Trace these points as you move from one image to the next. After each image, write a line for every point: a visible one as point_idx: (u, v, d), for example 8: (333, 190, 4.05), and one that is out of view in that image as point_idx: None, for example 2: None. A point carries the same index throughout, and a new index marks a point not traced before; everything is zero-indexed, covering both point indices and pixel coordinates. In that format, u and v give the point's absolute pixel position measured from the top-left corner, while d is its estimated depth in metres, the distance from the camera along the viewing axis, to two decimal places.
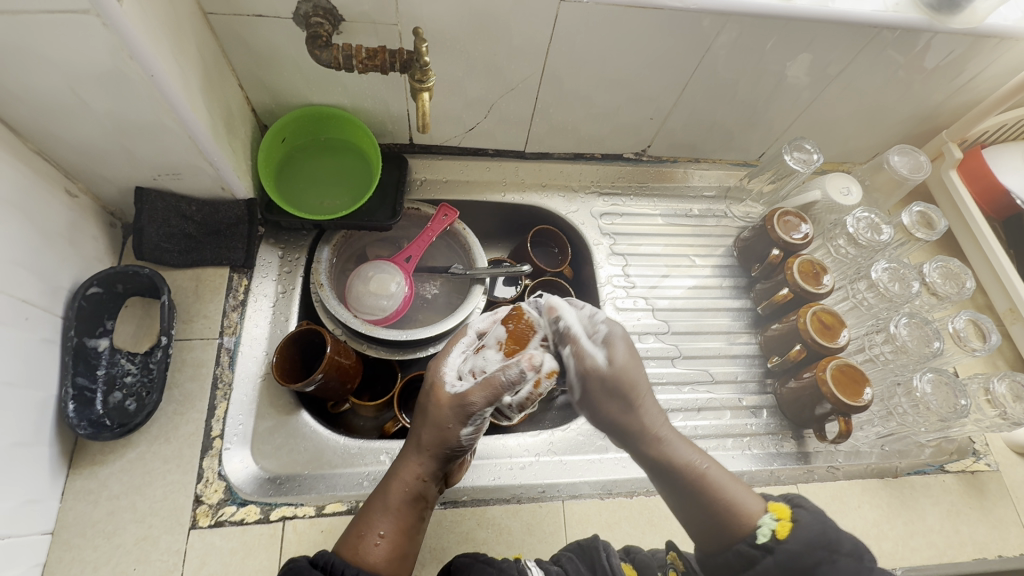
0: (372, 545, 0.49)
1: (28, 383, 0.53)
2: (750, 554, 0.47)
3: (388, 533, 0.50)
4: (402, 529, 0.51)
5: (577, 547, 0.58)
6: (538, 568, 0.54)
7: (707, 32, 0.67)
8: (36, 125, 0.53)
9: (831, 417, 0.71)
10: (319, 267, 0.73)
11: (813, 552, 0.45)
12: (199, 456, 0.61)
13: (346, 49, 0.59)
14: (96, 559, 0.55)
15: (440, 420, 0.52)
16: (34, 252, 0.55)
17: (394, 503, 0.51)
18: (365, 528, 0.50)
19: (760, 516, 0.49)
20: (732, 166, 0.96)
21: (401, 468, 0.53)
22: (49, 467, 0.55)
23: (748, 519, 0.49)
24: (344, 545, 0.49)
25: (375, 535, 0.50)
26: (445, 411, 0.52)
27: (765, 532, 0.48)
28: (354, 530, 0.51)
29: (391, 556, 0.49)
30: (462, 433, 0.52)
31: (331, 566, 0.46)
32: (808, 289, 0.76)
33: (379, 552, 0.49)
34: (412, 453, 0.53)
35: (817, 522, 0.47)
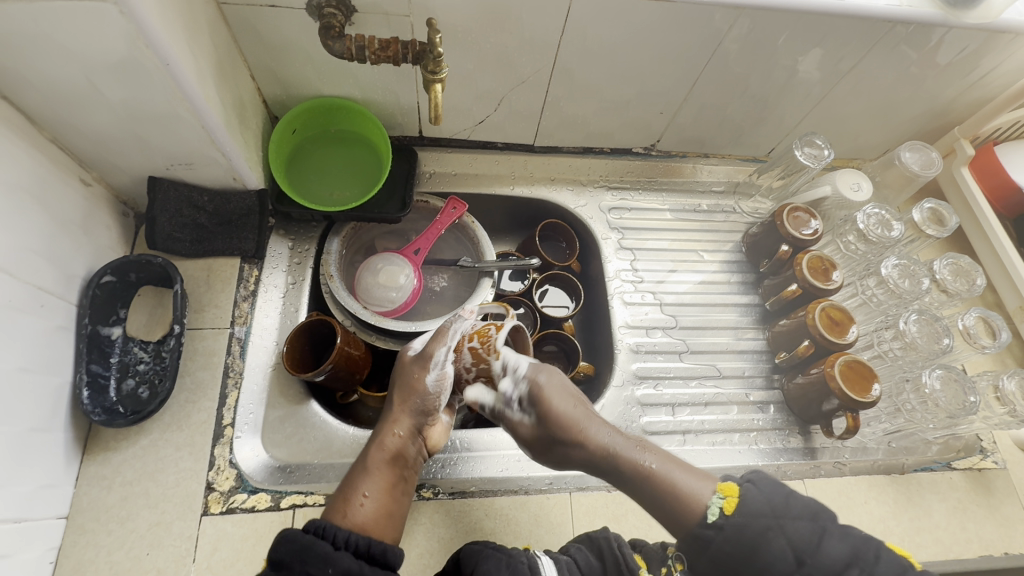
0: (357, 505, 0.51)
1: (44, 369, 0.54)
2: (707, 535, 0.47)
3: (372, 492, 0.52)
4: (385, 489, 0.53)
5: (586, 536, 0.59)
6: (548, 558, 0.54)
7: (718, 26, 0.67)
8: (53, 114, 0.54)
9: (839, 413, 0.71)
10: (329, 259, 0.73)
11: (759, 521, 0.45)
12: (211, 443, 0.61)
13: (359, 40, 0.59)
14: (110, 544, 0.55)
15: (410, 376, 0.58)
16: (49, 239, 0.56)
17: (375, 464, 0.54)
18: (350, 490, 0.52)
19: (710, 496, 0.48)
20: (741, 162, 0.95)
21: (381, 434, 0.56)
22: (64, 452, 0.56)
23: (697, 501, 0.48)
24: (331, 510, 0.50)
25: (359, 497, 0.51)
26: (410, 366, 0.58)
27: (714, 511, 0.47)
28: (340, 494, 0.52)
29: (378, 513, 0.51)
30: (429, 380, 0.57)
31: (321, 530, 0.47)
32: (818, 284, 0.76)
33: (365, 511, 0.51)
34: (391, 416, 0.57)
35: (762, 496, 0.47)
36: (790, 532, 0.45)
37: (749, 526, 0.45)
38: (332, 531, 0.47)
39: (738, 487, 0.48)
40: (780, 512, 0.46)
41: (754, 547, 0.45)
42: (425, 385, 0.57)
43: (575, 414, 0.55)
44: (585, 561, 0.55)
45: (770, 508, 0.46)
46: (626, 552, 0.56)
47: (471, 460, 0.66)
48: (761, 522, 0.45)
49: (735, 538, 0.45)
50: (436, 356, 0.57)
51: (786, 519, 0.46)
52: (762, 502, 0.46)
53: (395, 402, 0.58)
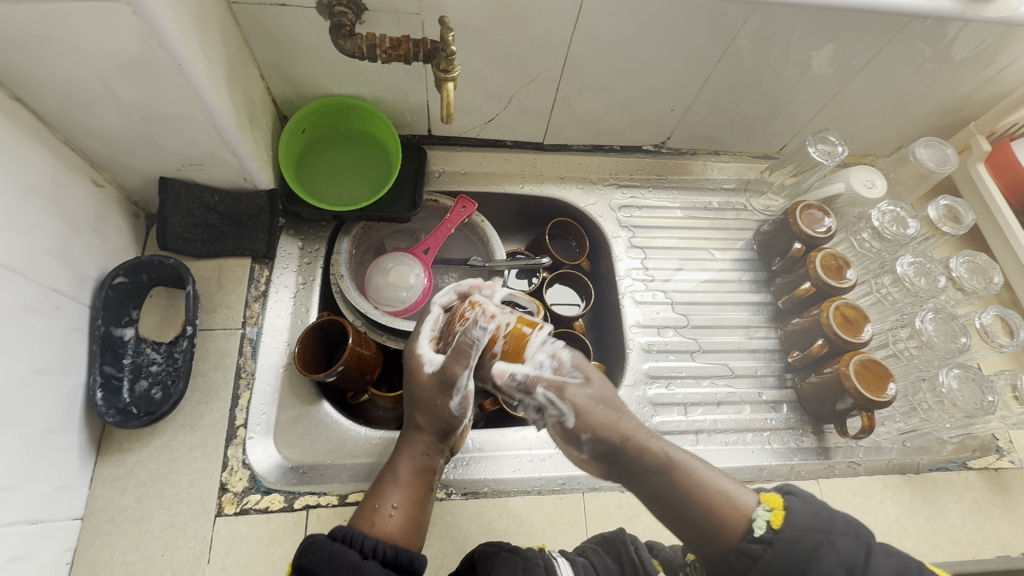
0: (387, 516, 0.51)
1: (59, 371, 0.54)
2: (753, 550, 0.46)
3: (400, 502, 0.52)
4: (412, 499, 0.53)
5: (602, 538, 0.59)
6: (564, 559, 0.54)
7: (732, 21, 0.66)
8: (65, 116, 0.54)
9: (854, 412, 0.70)
10: (339, 259, 0.73)
11: (812, 535, 0.45)
12: (224, 444, 0.61)
13: (370, 38, 0.58)
14: (125, 545, 0.55)
15: (431, 402, 0.54)
16: (63, 240, 0.56)
17: (404, 476, 0.53)
18: (378, 499, 0.52)
19: (754, 509, 0.48)
20: (752, 159, 0.94)
21: (408, 445, 0.55)
22: (78, 453, 0.56)
23: (742, 512, 0.48)
24: (360, 517, 0.50)
25: (388, 507, 0.51)
26: (430, 390, 0.54)
27: (760, 525, 0.47)
28: (367, 502, 0.52)
29: (404, 525, 0.51)
30: (451, 405, 0.53)
31: (349, 539, 0.47)
32: (831, 282, 0.75)
33: (394, 522, 0.51)
34: (414, 428, 0.56)
35: (809, 509, 0.47)
36: (840, 547, 0.45)
37: (801, 540, 0.45)
38: (359, 540, 0.47)
39: (782, 499, 0.48)
40: (828, 527, 0.46)
41: (804, 563, 0.44)
42: (448, 408, 0.53)
43: (608, 415, 0.53)
44: (601, 563, 0.55)
45: (818, 522, 0.46)
46: (644, 555, 0.55)
47: (484, 461, 0.66)
48: (813, 538, 0.45)
49: (784, 552, 0.45)
50: (459, 380, 0.52)
51: (835, 533, 0.45)
52: (813, 518, 0.46)
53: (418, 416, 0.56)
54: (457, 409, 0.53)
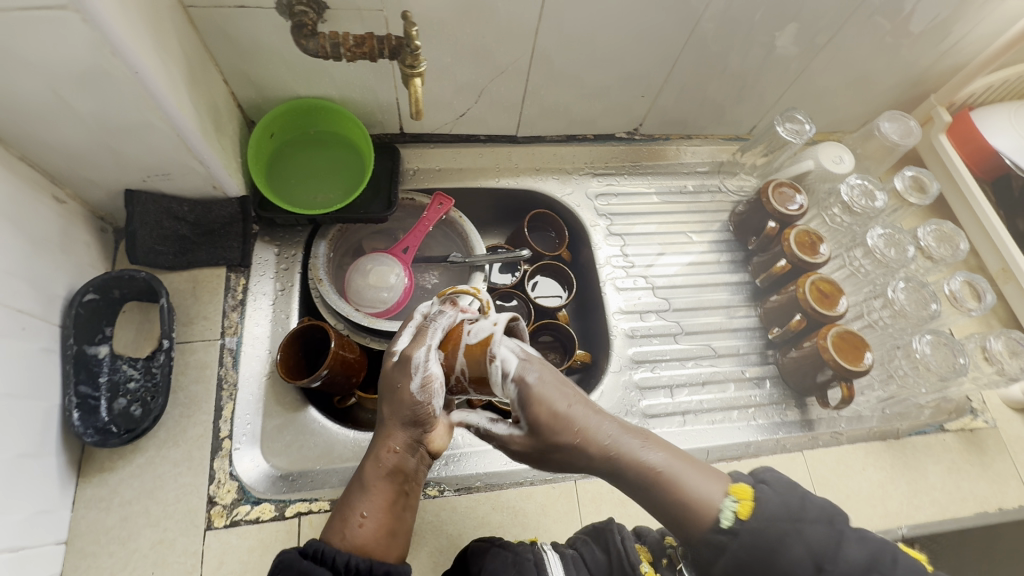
0: (356, 526, 0.49)
1: (31, 394, 0.52)
2: (719, 541, 0.48)
3: (372, 511, 0.50)
4: (384, 508, 0.50)
5: (593, 529, 0.59)
6: (553, 552, 0.54)
7: (696, 4, 0.67)
8: (20, 131, 0.52)
9: (833, 383, 0.73)
10: (317, 263, 0.73)
11: (778, 525, 0.47)
12: (210, 457, 0.60)
13: (333, 37, 0.58)
14: (113, 565, 0.54)
15: (393, 384, 0.52)
16: (26, 260, 0.54)
17: (373, 483, 0.51)
18: (348, 511, 0.50)
19: (722, 499, 0.49)
20: (723, 141, 0.95)
21: (376, 449, 0.52)
22: (57, 477, 0.55)
23: (711, 506, 0.49)
24: (329, 531, 0.49)
25: (358, 517, 0.49)
26: (393, 373, 0.52)
27: (728, 517, 0.48)
28: (338, 515, 0.50)
29: (379, 533, 0.49)
30: (413, 389, 0.51)
31: (319, 554, 0.46)
32: (806, 259, 0.76)
33: (365, 532, 0.49)
34: (384, 427, 0.53)
35: (776, 496, 0.49)
36: (808, 536, 0.46)
37: (768, 529, 0.47)
38: (330, 556, 0.46)
39: (750, 489, 0.49)
40: (797, 516, 0.47)
41: (770, 551, 0.46)
42: (410, 394, 0.51)
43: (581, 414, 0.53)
44: (590, 554, 0.55)
45: (786, 511, 0.47)
46: (628, 545, 0.55)
47: (475, 455, 0.66)
48: (781, 526, 0.46)
49: (750, 542, 0.47)
50: (416, 358, 0.51)
51: (805, 520, 0.47)
52: (780, 506, 0.48)
53: (386, 414, 0.53)
54: (418, 392, 0.51)
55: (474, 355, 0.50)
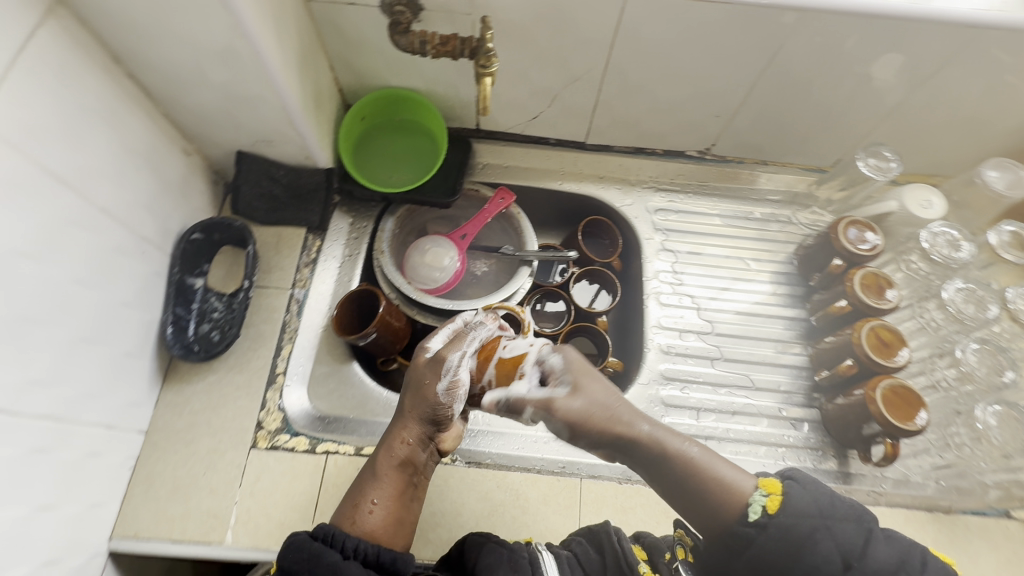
0: (366, 512, 0.55)
1: (140, 307, 0.64)
2: (746, 534, 0.48)
3: (381, 499, 0.56)
4: (394, 497, 0.56)
5: (587, 531, 0.61)
6: (548, 551, 0.56)
7: (779, 27, 0.66)
8: (167, 93, 0.63)
9: (879, 439, 0.68)
10: (382, 236, 0.81)
11: (803, 524, 0.47)
12: (265, 387, 0.69)
13: (421, 36, 0.64)
14: (176, 460, 0.65)
15: (421, 380, 0.58)
16: (155, 197, 0.65)
17: (385, 472, 0.57)
18: (360, 498, 0.56)
19: (751, 492, 0.49)
20: (802, 172, 0.91)
21: (391, 439, 0.59)
22: (148, 379, 0.66)
23: (739, 496, 0.49)
24: (342, 516, 0.55)
25: (369, 504, 0.55)
26: (423, 370, 0.58)
27: (756, 509, 0.48)
28: (351, 501, 0.56)
29: (386, 521, 0.55)
30: (438, 388, 0.57)
31: (330, 538, 0.52)
32: (868, 302, 0.72)
33: (374, 518, 0.55)
34: (400, 423, 0.59)
35: (805, 495, 0.48)
36: (837, 532, 0.47)
37: (793, 526, 0.47)
38: (341, 540, 0.51)
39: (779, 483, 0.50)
40: (825, 512, 0.48)
41: (804, 545, 0.46)
42: (435, 392, 0.57)
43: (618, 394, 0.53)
44: (585, 555, 0.56)
45: (817, 509, 0.47)
46: (626, 546, 0.56)
47: (490, 435, 0.70)
48: (806, 525, 0.47)
49: (778, 537, 0.47)
50: (448, 361, 0.57)
51: (833, 519, 0.47)
52: (808, 503, 0.48)
53: (406, 406, 0.59)
54: (444, 393, 0.57)
55: (504, 368, 0.56)
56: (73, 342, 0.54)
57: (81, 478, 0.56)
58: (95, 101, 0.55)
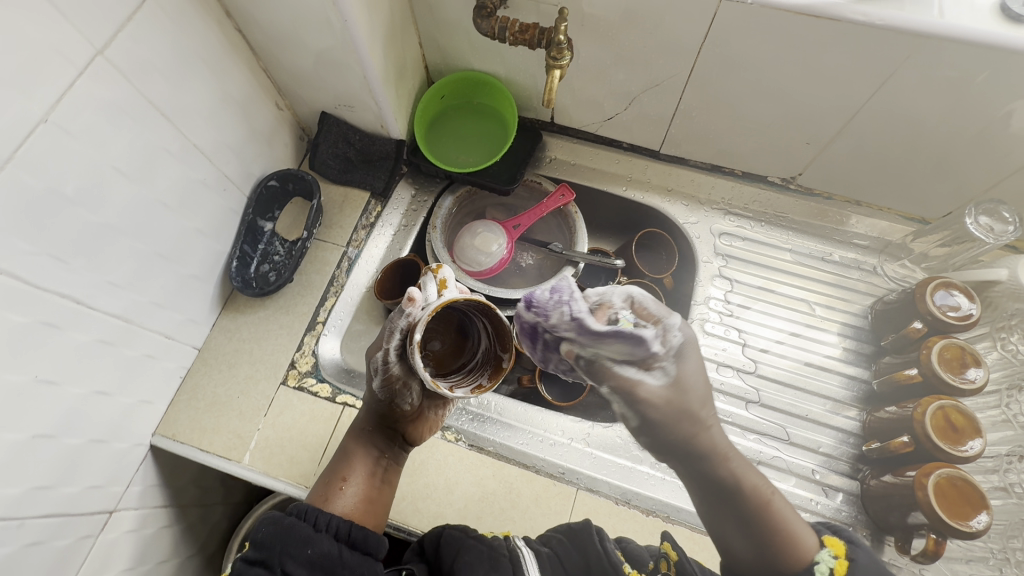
0: (339, 491, 0.58)
1: (213, 237, 0.71)
2: None
3: (352, 479, 0.59)
4: (364, 478, 0.59)
5: (567, 528, 0.60)
6: (527, 548, 0.56)
7: (895, 53, 0.59)
8: (268, 50, 0.69)
9: (922, 532, 0.59)
10: (438, 213, 0.84)
11: None
12: (304, 331, 0.75)
13: (502, 21, 0.64)
14: (218, 379, 0.72)
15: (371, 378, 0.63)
16: (243, 142, 0.72)
17: (354, 456, 0.60)
18: (332, 478, 0.59)
19: (819, 551, 0.47)
20: (901, 220, 0.81)
21: (356, 431, 0.63)
22: (209, 303, 0.73)
23: (805, 553, 0.47)
24: (316, 495, 0.58)
25: (340, 483, 0.58)
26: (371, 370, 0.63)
27: (823, 570, 0.45)
28: (323, 484, 0.59)
29: (358, 500, 0.58)
30: (375, 384, 0.62)
31: (302, 512, 0.53)
32: (945, 377, 0.63)
33: (346, 497, 0.57)
34: (364, 414, 0.64)
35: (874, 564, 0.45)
36: None
37: None
38: (312, 516, 0.53)
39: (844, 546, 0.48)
40: None
41: None
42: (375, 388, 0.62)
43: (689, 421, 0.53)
44: (566, 555, 0.56)
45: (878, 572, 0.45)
46: (607, 547, 0.56)
47: (499, 424, 0.71)
48: None
49: None
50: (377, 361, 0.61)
51: None
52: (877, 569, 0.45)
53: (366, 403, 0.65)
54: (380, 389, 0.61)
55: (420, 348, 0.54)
56: (150, 256, 0.62)
57: (137, 375, 0.64)
58: (205, 48, 0.62)
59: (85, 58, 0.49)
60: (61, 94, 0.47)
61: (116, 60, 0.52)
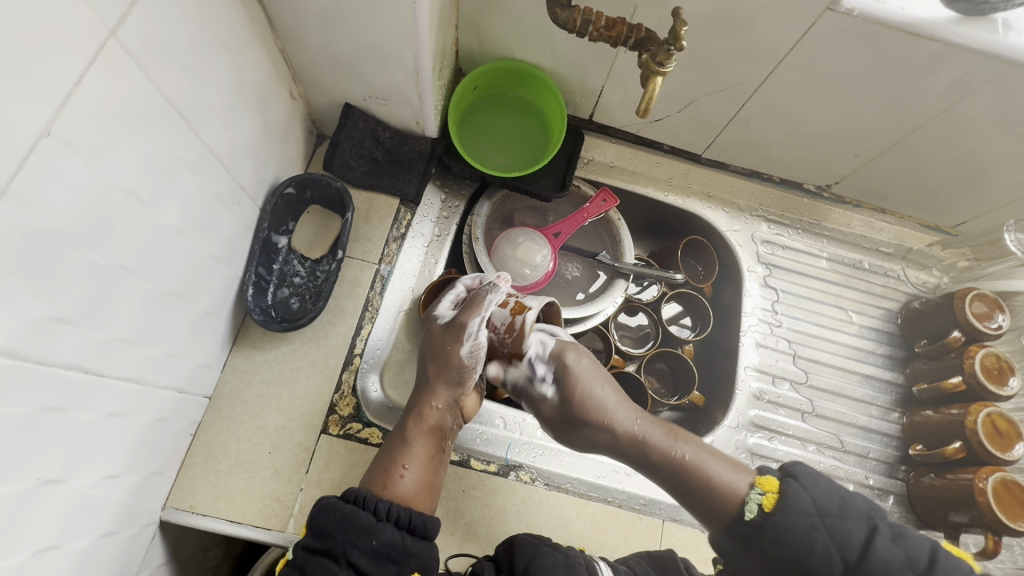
0: (398, 476, 0.53)
1: (226, 262, 0.57)
2: (747, 531, 0.53)
3: (413, 463, 0.54)
4: (425, 460, 0.55)
5: (647, 553, 0.59)
6: (608, 568, 0.54)
7: (974, 78, 0.59)
8: (291, 27, 0.55)
9: (972, 530, 0.64)
10: (477, 221, 0.75)
11: (802, 520, 0.50)
12: (340, 367, 0.64)
13: (588, 13, 0.56)
14: (240, 433, 0.60)
15: (444, 345, 0.61)
16: (257, 141, 0.58)
17: (414, 436, 0.56)
18: (390, 464, 0.54)
19: (750, 491, 0.53)
20: (921, 227, 0.86)
21: (419, 408, 0.58)
22: (220, 339, 0.60)
23: (739, 494, 0.54)
24: (373, 480, 0.53)
25: (400, 468, 0.54)
26: (443, 336, 0.61)
27: (752, 508, 0.52)
28: (379, 469, 0.54)
29: (418, 483, 0.54)
30: (462, 351, 0.60)
31: (361, 500, 0.51)
32: (988, 387, 0.66)
33: (406, 482, 0.53)
34: (426, 391, 0.59)
35: (805, 495, 0.51)
36: (835, 531, 0.49)
37: (793, 524, 0.50)
38: (372, 504, 0.50)
39: (777, 481, 0.53)
40: (826, 513, 0.50)
41: (798, 541, 0.49)
42: (459, 356, 0.60)
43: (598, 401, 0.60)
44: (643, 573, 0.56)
45: (816, 508, 0.50)
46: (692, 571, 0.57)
47: (571, 457, 0.66)
48: (807, 521, 0.50)
49: (776, 534, 0.51)
50: (470, 327, 0.60)
51: (834, 519, 0.50)
52: (808, 502, 0.50)
53: (431, 375, 0.60)
54: (468, 356, 0.60)
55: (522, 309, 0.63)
56: (164, 297, 0.48)
57: (148, 445, 0.51)
58: (224, 25, 0.47)
59: (95, 43, 0.34)
60: (69, 93, 0.33)
61: (131, 46, 0.37)
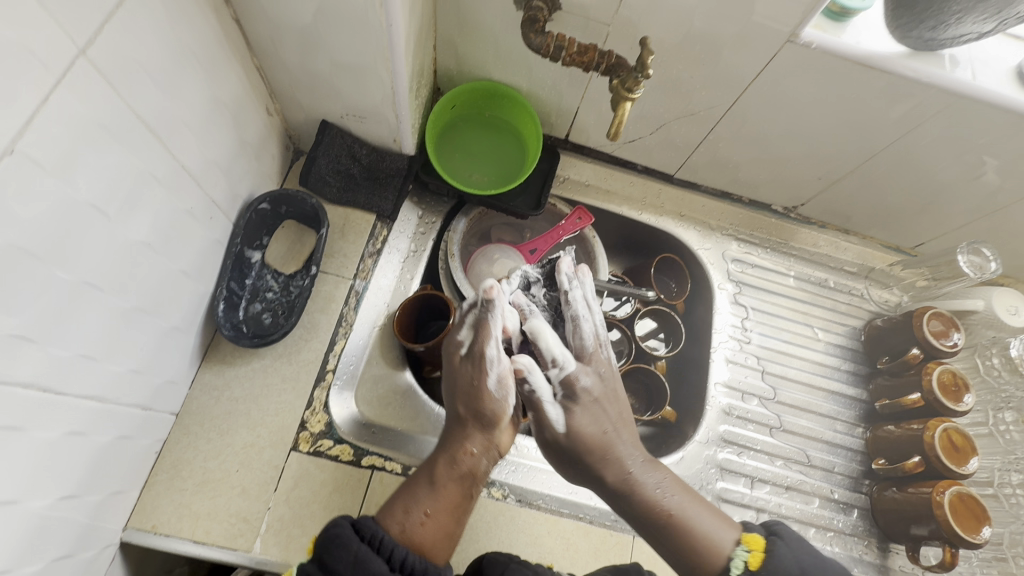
0: (417, 523, 0.49)
1: (196, 276, 0.56)
2: None
3: (434, 510, 0.50)
4: (449, 508, 0.51)
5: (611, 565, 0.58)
6: None
7: (924, 109, 0.63)
8: (268, 46, 0.56)
9: (932, 543, 0.65)
10: (454, 236, 0.76)
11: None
12: (312, 383, 0.63)
13: (559, 40, 0.61)
14: (208, 450, 0.59)
15: (471, 382, 0.57)
16: (232, 157, 0.58)
17: (440, 480, 0.52)
18: (411, 504, 0.50)
19: (734, 548, 0.53)
20: (882, 248, 0.90)
21: (454, 448, 0.55)
22: (189, 354, 0.59)
23: (724, 550, 0.53)
24: (390, 517, 0.49)
25: (420, 513, 0.49)
26: (462, 367, 0.58)
27: (738, 564, 0.52)
28: (399, 504, 0.50)
29: (439, 533, 0.49)
30: (490, 387, 0.57)
31: (378, 543, 0.45)
32: (945, 403, 0.69)
33: (424, 530, 0.49)
34: (459, 433, 0.56)
35: (789, 552, 0.51)
36: None
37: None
38: (389, 548, 0.45)
39: (764, 540, 0.53)
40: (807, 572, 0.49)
41: None
42: (490, 392, 0.56)
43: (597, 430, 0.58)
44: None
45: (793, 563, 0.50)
46: None
47: (543, 472, 0.67)
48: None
49: None
50: (489, 354, 0.57)
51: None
52: (791, 561, 0.50)
53: (461, 415, 0.57)
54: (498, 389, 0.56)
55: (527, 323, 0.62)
56: (129, 313, 0.47)
57: (110, 464, 0.50)
58: (198, 44, 0.48)
59: (63, 63, 0.34)
60: (34, 112, 0.33)
61: (102, 65, 0.38)
